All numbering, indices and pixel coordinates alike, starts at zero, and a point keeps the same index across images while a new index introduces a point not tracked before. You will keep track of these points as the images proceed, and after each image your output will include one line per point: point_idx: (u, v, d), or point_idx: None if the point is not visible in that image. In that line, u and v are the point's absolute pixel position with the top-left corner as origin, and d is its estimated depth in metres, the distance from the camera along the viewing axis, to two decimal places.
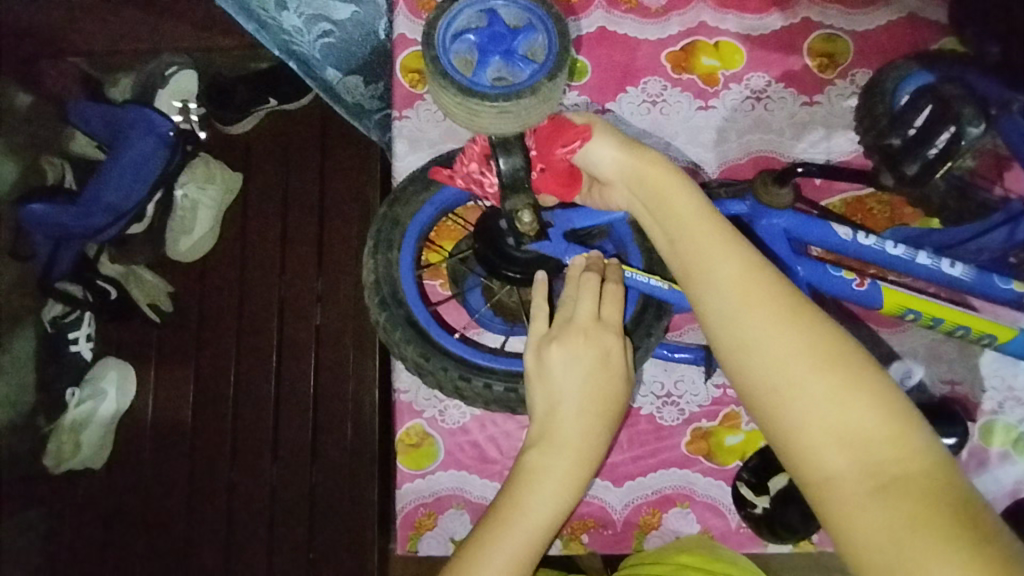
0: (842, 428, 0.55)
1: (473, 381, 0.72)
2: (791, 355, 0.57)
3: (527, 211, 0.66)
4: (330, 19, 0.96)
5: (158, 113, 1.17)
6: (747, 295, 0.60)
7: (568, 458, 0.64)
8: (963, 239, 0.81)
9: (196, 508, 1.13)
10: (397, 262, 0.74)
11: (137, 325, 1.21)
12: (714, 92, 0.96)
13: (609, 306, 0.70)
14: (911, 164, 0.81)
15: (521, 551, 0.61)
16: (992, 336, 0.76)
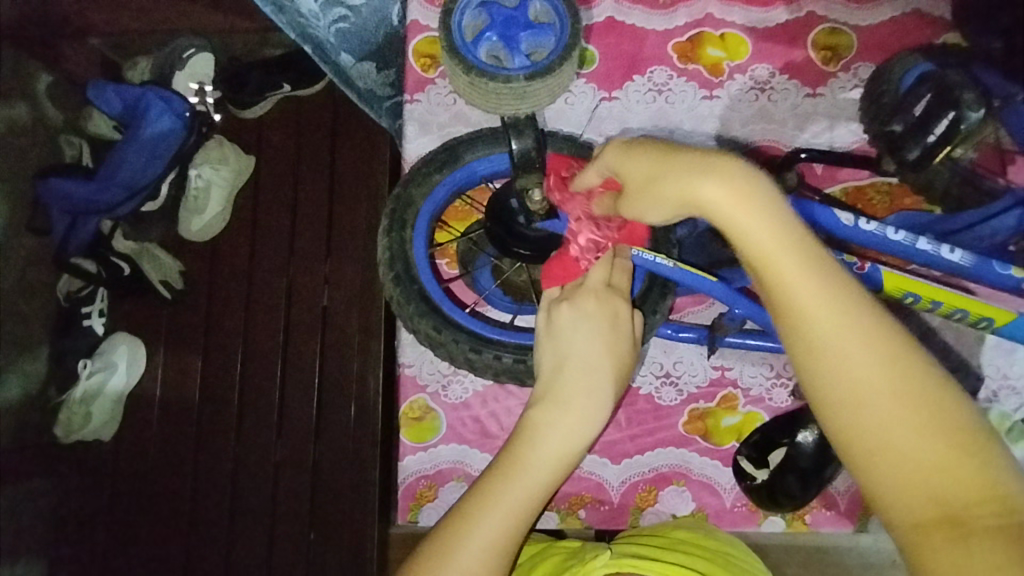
0: (936, 481, 0.50)
1: (483, 354, 0.74)
2: (885, 404, 0.51)
3: (537, 189, 0.71)
4: (345, 4, 0.96)
5: (177, 95, 1.22)
6: (845, 334, 0.52)
7: (573, 414, 0.66)
8: (966, 225, 0.80)
9: (202, 479, 1.16)
10: (411, 241, 0.75)
11: (149, 301, 1.24)
12: (719, 83, 0.98)
13: (618, 275, 0.72)
14: (914, 149, 0.80)
15: (522, 504, 0.62)
16: (990, 320, 0.75)
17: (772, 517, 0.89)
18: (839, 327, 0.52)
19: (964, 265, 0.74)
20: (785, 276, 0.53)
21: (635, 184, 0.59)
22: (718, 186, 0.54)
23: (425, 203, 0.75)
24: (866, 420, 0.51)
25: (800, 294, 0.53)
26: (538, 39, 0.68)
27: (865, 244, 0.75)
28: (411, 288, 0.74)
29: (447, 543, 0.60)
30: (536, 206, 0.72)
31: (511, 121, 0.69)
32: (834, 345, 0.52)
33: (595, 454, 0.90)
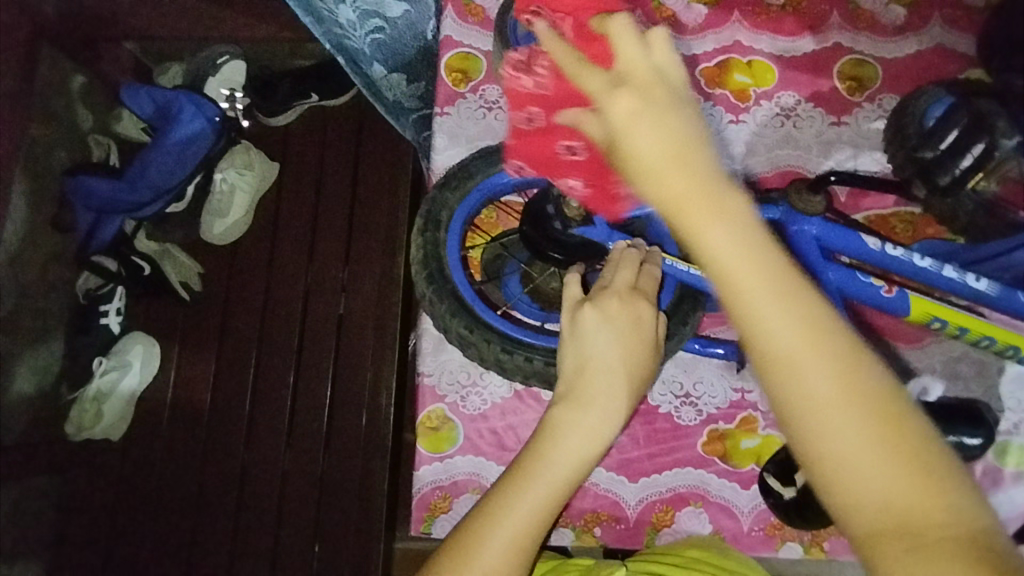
0: (897, 493, 0.42)
1: (515, 355, 0.74)
2: (829, 395, 0.43)
3: (576, 196, 0.70)
4: (382, 15, 0.98)
5: (208, 101, 1.21)
6: (787, 319, 0.44)
7: (593, 414, 0.65)
8: (991, 255, 0.80)
9: (209, 486, 1.15)
10: (445, 243, 0.75)
11: (166, 301, 1.25)
12: (745, 108, 0.99)
13: (645, 279, 0.72)
14: (943, 176, 0.83)
15: (541, 506, 0.61)
16: (1015, 348, 0.77)
17: (789, 542, 0.88)
18: (786, 320, 0.44)
19: (990, 294, 0.74)
20: (696, 224, 0.45)
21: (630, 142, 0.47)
22: (693, 177, 0.46)
23: (459, 205, 0.76)
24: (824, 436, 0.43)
25: (756, 284, 0.45)
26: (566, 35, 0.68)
27: (892, 268, 0.75)
28: (444, 288, 0.74)
29: (467, 543, 0.59)
30: (573, 211, 0.73)
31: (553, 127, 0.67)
32: (790, 351, 0.44)
33: (612, 471, 0.90)
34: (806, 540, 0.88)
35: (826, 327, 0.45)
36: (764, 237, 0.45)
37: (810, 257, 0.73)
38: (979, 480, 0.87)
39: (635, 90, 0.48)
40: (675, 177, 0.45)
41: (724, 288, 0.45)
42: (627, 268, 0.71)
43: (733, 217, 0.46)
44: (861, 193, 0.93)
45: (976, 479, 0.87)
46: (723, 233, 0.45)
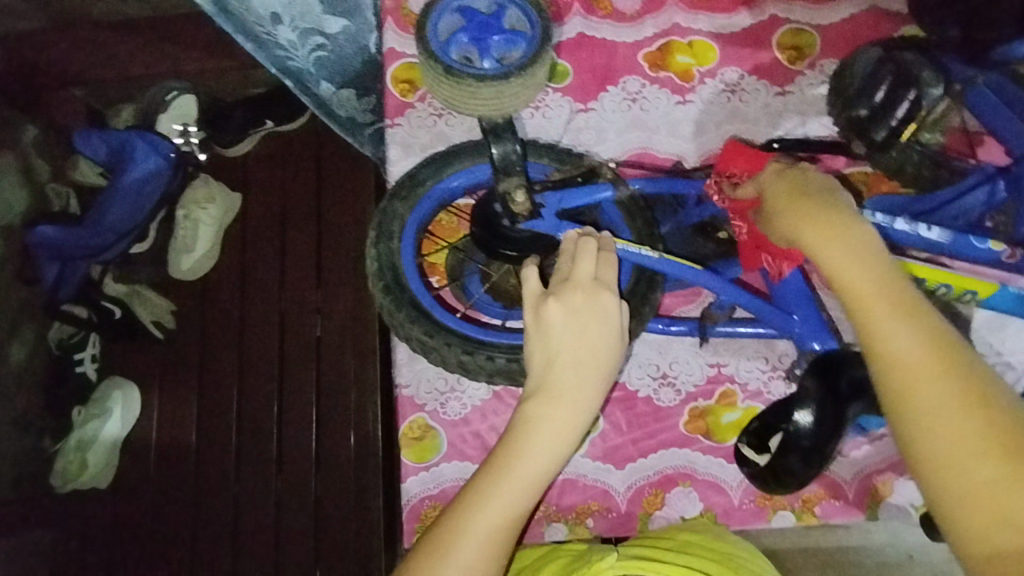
0: (996, 469, 0.51)
1: (476, 355, 0.73)
2: (934, 383, 0.54)
3: (520, 192, 0.68)
4: (322, 32, 1.00)
5: (161, 136, 1.20)
6: (902, 322, 0.57)
7: (565, 408, 0.65)
8: (940, 204, 0.76)
9: (202, 518, 1.14)
10: (399, 251, 0.74)
11: (140, 344, 1.24)
12: (690, 88, 1.01)
13: (604, 267, 0.70)
14: (877, 130, 0.83)
15: (516, 499, 0.62)
16: (970, 292, 0.74)
17: (781, 511, 0.88)
18: (878, 297, 0.58)
19: (942, 242, 0.72)
20: (830, 254, 0.60)
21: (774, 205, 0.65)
22: (830, 211, 0.61)
23: (411, 213, 0.75)
24: (924, 407, 0.54)
25: (876, 280, 0.58)
26: (511, 46, 0.60)
27: None
28: (402, 296, 0.73)
29: (443, 542, 0.60)
30: (519, 207, 0.69)
31: (489, 126, 0.66)
32: (903, 346, 0.56)
33: (599, 461, 0.90)
34: (797, 507, 0.88)
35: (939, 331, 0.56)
36: (890, 261, 0.59)
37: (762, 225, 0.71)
38: None
39: (786, 173, 0.67)
40: (802, 188, 0.64)
41: (847, 289, 0.59)
42: (585, 259, 0.69)
43: (861, 243, 0.60)
44: (813, 158, 0.94)
45: None
46: (839, 250, 0.60)
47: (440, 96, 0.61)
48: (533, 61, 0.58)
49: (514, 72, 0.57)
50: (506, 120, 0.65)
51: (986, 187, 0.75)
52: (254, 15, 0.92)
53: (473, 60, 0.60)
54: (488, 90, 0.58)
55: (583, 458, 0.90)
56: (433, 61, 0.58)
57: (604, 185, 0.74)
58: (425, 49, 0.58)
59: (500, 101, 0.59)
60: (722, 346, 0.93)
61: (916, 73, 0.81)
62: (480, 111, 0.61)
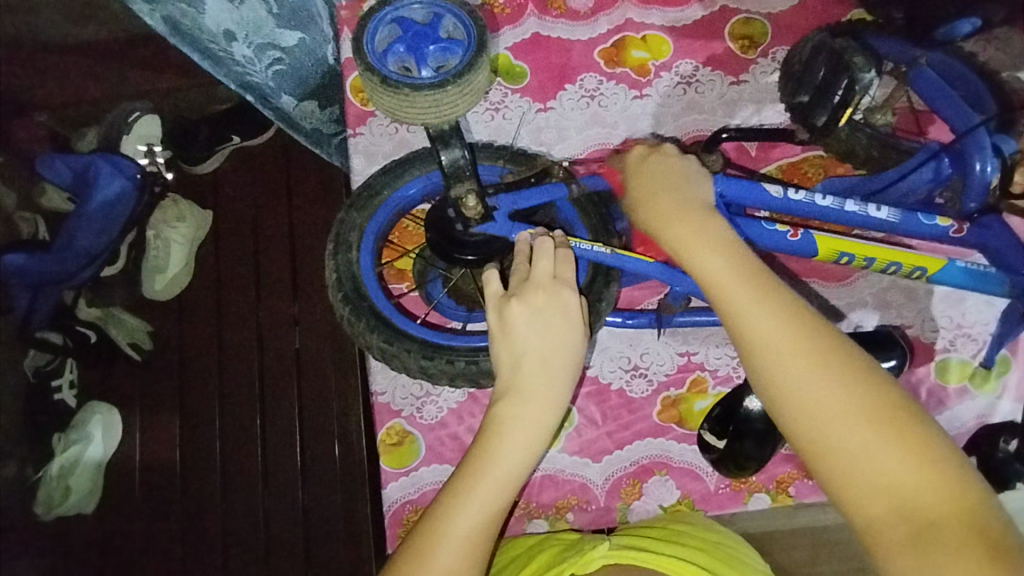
0: (873, 443, 0.55)
1: (436, 360, 0.74)
2: (808, 368, 0.58)
3: (471, 196, 0.69)
4: (279, 46, 1.01)
5: (125, 158, 1.24)
6: (772, 312, 0.60)
7: (535, 406, 0.66)
8: (889, 182, 0.78)
9: (191, 537, 1.15)
10: (357, 261, 0.75)
11: (118, 367, 1.23)
12: (647, 82, 1.02)
13: (562, 265, 0.71)
14: (820, 112, 0.84)
15: (495, 497, 0.63)
16: (922, 269, 0.74)
17: (757, 493, 0.89)
18: (747, 289, 0.62)
19: (892, 221, 0.74)
20: (698, 257, 0.64)
21: (650, 206, 0.69)
22: (698, 217, 0.66)
23: (368, 223, 0.75)
24: (804, 389, 0.57)
25: (739, 269, 0.62)
26: (448, 55, 0.61)
27: (797, 213, 0.76)
28: (361, 304, 0.74)
29: (425, 544, 0.61)
30: (471, 211, 0.70)
31: (437, 133, 0.67)
32: (775, 338, 0.59)
33: (575, 455, 0.91)
34: (772, 489, 0.89)
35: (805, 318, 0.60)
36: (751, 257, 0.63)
37: None
38: (925, 402, 0.89)
39: (665, 175, 0.71)
40: (677, 193, 0.69)
41: (716, 290, 0.62)
42: (545, 259, 0.70)
43: (723, 244, 0.64)
44: (770, 145, 0.97)
45: (923, 401, 0.89)
46: (710, 255, 0.64)
47: (383, 108, 0.62)
48: (469, 68, 0.59)
49: (451, 79, 0.58)
50: (451, 125, 0.67)
51: (933, 163, 0.77)
52: (208, 32, 0.93)
53: (411, 69, 0.61)
54: (426, 101, 0.59)
55: (559, 454, 0.91)
56: (370, 72, 0.59)
57: (557, 184, 0.74)
58: (363, 61, 0.59)
59: (437, 112, 0.61)
60: (692, 335, 0.94)
61: (851, 58, 0.80)
62: (423, 120, 0.62)
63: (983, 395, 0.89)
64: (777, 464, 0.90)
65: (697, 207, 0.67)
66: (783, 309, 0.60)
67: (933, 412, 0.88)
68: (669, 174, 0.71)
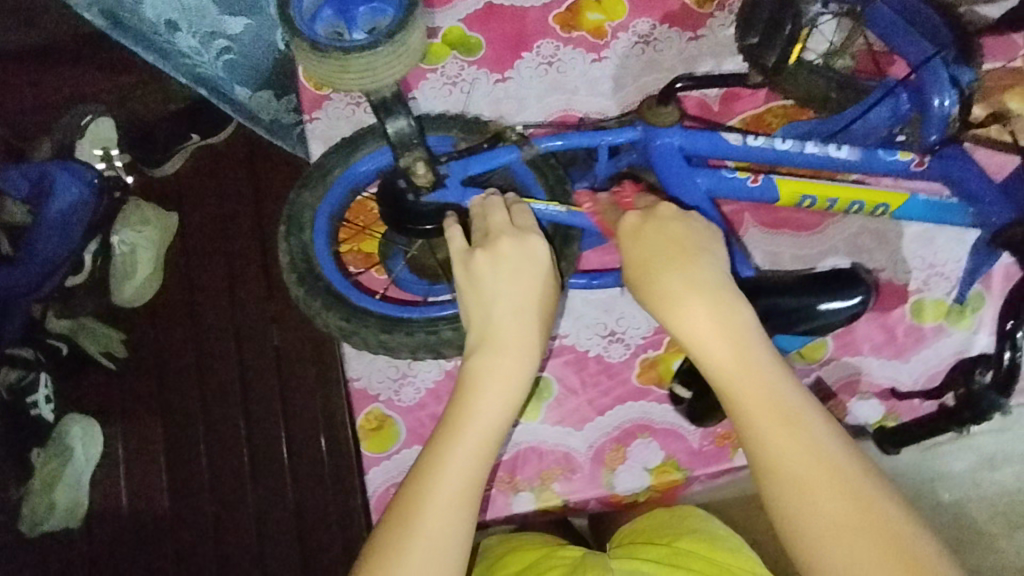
0: (843, 528, 0.54)
1: (395, 333, 0.72)
2: (782, 446, 0.57)
3: (420, 164, 0.67)
4: (224, 34, 0.98)
5: (82, 165, 1.16)
6: (751, 388, 0.59)
7: (511, 355, 0.64)
8: (845, 123, 0.78)
9: (186, 541, 1.14)
10: (312, 241, 0.73)
11: (93, 377, 1.20)
12: (604, 44, 1.01)
13: (520, 215, 0.70)
14: (772, 50, 0.76)
15: (476, 455, 0.61)
16: (885, 205, 0.74)
17: (742, 447, 0.89)
18: (729, 356, 0.60)
19: (852, 160, 0.73)
20: (685, 327, 0.62)
21: (641, 266, 0.66)
22: (695, 283, 0.63)
23: (321, 202, 0.73)
24: (783, 464, 0.56)
25: (750, 380, 0.59)
26: (379, 16, 0.60)
27: (759, 159, 0.75)
28: (316, 284, 0.72)
29: (410, 511, 0.59)
30: (421, 179, 0.68)
31: (379, 102, 0.64)
32: (753, 412, 0.58)
33: (557, 425, 0.90)
34: None
35: (792, 397, 0.59)
36: (745, 329, 0.61)
37: (672, 167, 0.73)
38: (902, 342, 0.89)
39: (672, 233, 0.67)
40: (668, 254, 0.65)
41: (705, 358, 0.61)
42: (498, 211, 0.69)
43: (719, 309, 0.62)
44: (735, 96, 0.95)
45: (901, 342, 0.89)
46: (696, 318, 0.62)
47: (317, 75, 0.59)
48: (401, 27, 0.57)
49: (382, 39, 0.56)
50: (394, 92, 0.63)
51: (891, 100, 0.76)
52: (147, 23, 0.91)
53: (342, 33, 0.59)
54: (362, 65, 0.56)
55: (541, 426, 0.90)
56: (299, 39, 0.57)
57: (507, 147, 0.72)
58: (291, 28, 0.57)
59: (377, 75, 0.58)
60: None
61: None
62: (360, 87, 0.59)
63: (959, 331, 0.89)
64: None
65: (696, 268, 0.64)
66: (800, 433, 0.57)
67: (910, 352, 0.89)
68: (688, 230, 0.67)
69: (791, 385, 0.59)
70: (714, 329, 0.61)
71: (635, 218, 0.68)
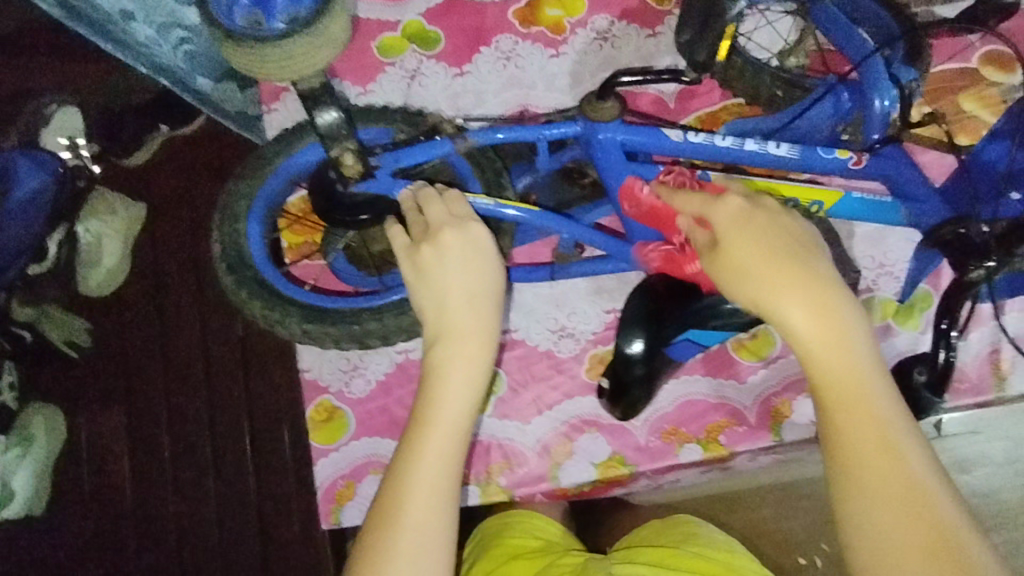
0: (919, 555, 0.51)
1: (320, 325, 0.73)
2: (869, 458, 0.54)
3: (349, 155, 0.67)
4: (182, 24, 1.00)
5: (48, 154, 1.15)
6: (845, 390, 0.56)
7: (469, 343, 0.64)
8: (787, 121, 0.79)
9: (148, 530, 1.13)
10: (245, 233, 0.74)
11: (56, 367, 1.19)
12: (562, 40, 1.01)
13: (455, 204, 0.69)
14: (699, 50, 0.71)
15: (448, 443, 0.62)
16: (820, 203, 0.75)
17: (689, 444, 0.89)
18: (830, 356, 0.57)
19: (792, 158, 0.74)
20: (781, 317, 0.59)
21: (728, 253, 0.62)
22: (800, 275, 0.59)
23: (259, 193, 0.74)
24: (865, 474, 0.54)
25: (861, 397, 0.56)
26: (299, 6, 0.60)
27: (699, 155, 0.75)
28: (246, 274, 0.73)
29: (390, 509, 0.60)
30: (350, 170, 0.68)
31: (309, 93, 0.64)
32: (841, 416, 0.56)
33: (505, 419, 0.91)
34: (703, 439, 0.89)
35: (886, 410, 0.55)
36: (853, 331, 0.57)
37: (611, 163, 0.74)
38: None
39: (766, 219, 0.62)
40: (766, 242, 0.61)
41: (801, 352, 0.58)
42: (434, 203, 0.69)
43: (826, 307, 0.58)
44: (690, 94, 0.96)
45: None
46: (797, 311, 0.58)
47: (243, 68, 0.59)
48: (319, 17, 0.57)
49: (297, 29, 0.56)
50: (322, 83, 0.63)
51: (832, 98, 0.77)
52: (103, 13, 0.91)
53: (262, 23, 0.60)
54: (279, 54, 0.56)
55: (489, 420, 0.91)
56: (216, 28, 0.57)
57: (443, 140, 0.72)
58: (210, 18, 0.58)
59: (296, 64, 0.58)
60: (617, 290, 0.93)
61: None
62: (279, 76, 0.59)
63: (906, 330, 0.89)
64: (706, 413, 0.89)
65: (801, 261, 0.60)
66: (889, 445, 0.54)
67: None
68: (787, 221, 0.62)
69: (888, 400, 0.56)
70: (815, 327, 0.57)
71: (737, 205, 0.62)
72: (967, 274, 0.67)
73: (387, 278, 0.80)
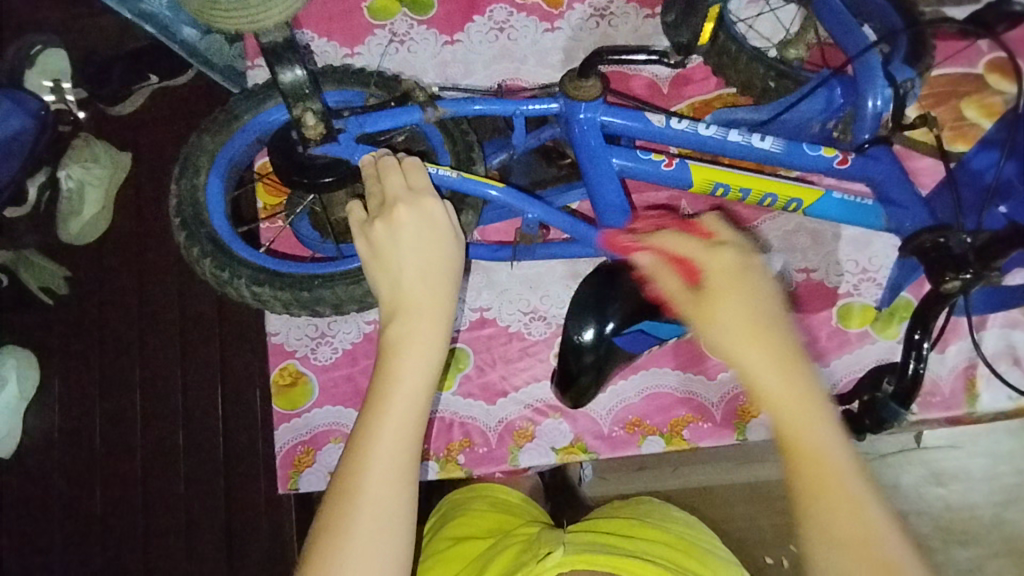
0: None
1: (267, 287, 0.73)
2: (839, 530, 0.47)
3: (309, 116, 0.66)
4: None
5: (28, 94, 1.10)
6: (816, 453, 0.50)
7: (425, 318, 0.62)
8: (776, 112, 0.76)
9: (113, 488, 1.07)
10: (203, 187, 0.73)
11: (28, 313, 1.13)
12: (559, 14, 0.97)
13: (414, 175, 0.68)
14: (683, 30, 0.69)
15: (407, 420, 0.59)
16: (797, 201, 0.74)
17: (651, 437, 0.88)
18: (786, 416, 0.51)
19: (775, 151, 0.72)
20: (744, 368, 0.52)
21: (705, 295, 0.55)
22: (760, 332, 0.52)
23: (221, 149, 0.74)
24: (829, 547, 0.47)
25: (823, 470, 0.49)
26: None
27: (680, 143, 0.73)
28: (198, 231, 0.73)
29: (349, 485, 0.57)
30: (311, 131, 0.67)
31: (271, 48, 0.62)
32: (809, 480, 0.49)
33: (469, 398, 0.90)
34: (666, 432, 0.88)
35: (856, 480, 0.49)
36: (814, 392, 0.51)
37: (588, 144, 0.71)
38: (824, 343, 0.87)
39: (732, 269, 0.56)
40: (725, 295, 0.54)
41: (770, 407, 0.51)
42: (392, 173, 0.68)
43: (785, 364, 0.51)
44: (685, 80, 0.92)
45: (823, 343, 0.87)
46: (754, 363, 0.51)
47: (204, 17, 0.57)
48: None
49: None
50: (285, 39, 0.61)
51: (824, 92, 0.74)
52: None
53: None
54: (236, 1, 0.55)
55: (452, 397, 0.90)
56: None
57: (412, 107, 0.71)
58: None
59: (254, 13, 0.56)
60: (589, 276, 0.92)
61: None
62: (238, 27, 0.57)
63: (883, 339, 0.87)
64: (673, 406, 0.88)
65: (758, 312, 0.53)
66: (858, 518, 0.47)
67: (832, 354, 0.87)
68: (750, 274, 0.55)
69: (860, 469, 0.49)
70: (779, 383, 0.51)
71: (731, 256, 0.56)
72: (943, 283, 0.64)
73: (344, 246, 0.80)
